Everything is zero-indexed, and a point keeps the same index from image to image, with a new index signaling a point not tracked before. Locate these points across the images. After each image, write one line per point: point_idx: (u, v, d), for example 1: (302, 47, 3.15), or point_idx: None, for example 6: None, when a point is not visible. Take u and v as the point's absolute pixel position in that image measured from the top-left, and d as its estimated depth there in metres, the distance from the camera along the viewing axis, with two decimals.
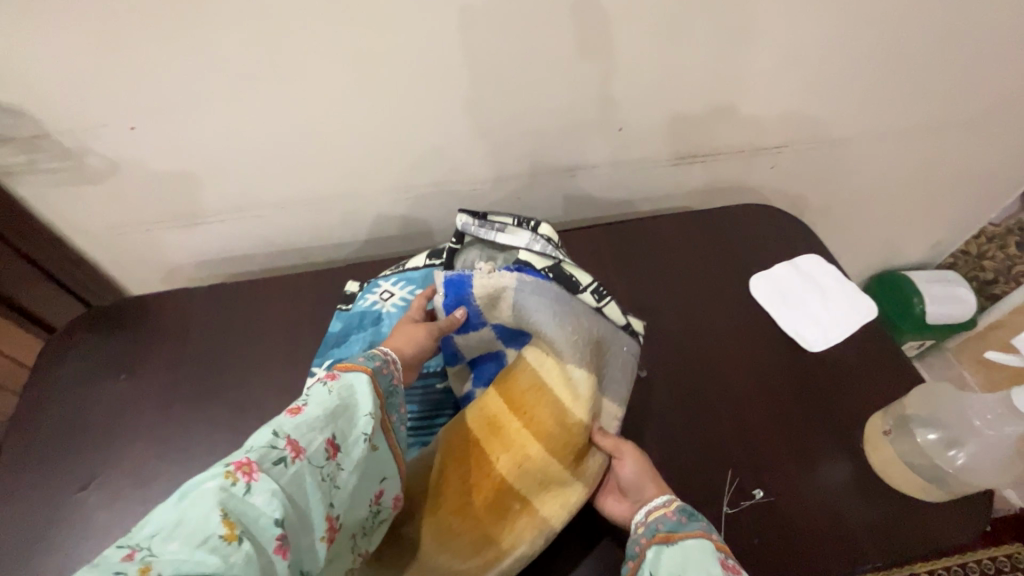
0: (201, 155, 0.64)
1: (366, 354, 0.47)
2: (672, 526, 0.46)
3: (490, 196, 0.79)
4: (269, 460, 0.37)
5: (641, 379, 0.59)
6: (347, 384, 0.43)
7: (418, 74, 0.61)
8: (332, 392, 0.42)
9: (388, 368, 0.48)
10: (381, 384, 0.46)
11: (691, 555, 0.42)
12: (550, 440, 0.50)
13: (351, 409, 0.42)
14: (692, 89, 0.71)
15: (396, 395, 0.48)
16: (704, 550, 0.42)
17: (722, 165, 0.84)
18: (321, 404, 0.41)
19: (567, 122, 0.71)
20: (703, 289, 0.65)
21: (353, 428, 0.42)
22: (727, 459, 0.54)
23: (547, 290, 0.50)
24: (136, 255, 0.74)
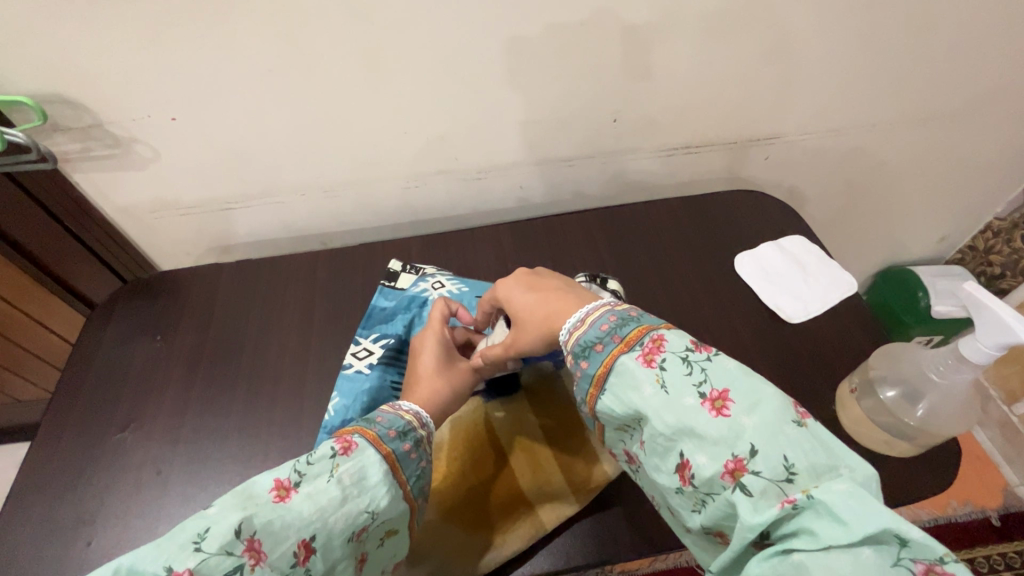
0: (232, 144, 0.71)
1: (394, 427, 0.47)
2: (583, 354, 0.45)
3: (494, 185, 0.85)
4: (223, 565, 0.36)
5: None
6: (357, 464, 0.43)
7: (427, 69, 0.67)
8: (336, 473, 0.42)
9: (416, 451, 0.47)
10: (398, 466, 0.45)
11: (624, 383, 0.42)
12: (564, 458, 0.60)
13: (350, 499, 0.41)
14: (685, 84, 0.76)
15: (419, 477, 0.47)
16: (627, 363, 0.42)
17: (715, 157, 0.88)
18: (318, 487, 0.41)
19: (566, 113, 0.77)
20: (691, 270, 0.70)
21: (342, 527, 0.40)
22: None
23: None
24: (172, 236, 0.82)
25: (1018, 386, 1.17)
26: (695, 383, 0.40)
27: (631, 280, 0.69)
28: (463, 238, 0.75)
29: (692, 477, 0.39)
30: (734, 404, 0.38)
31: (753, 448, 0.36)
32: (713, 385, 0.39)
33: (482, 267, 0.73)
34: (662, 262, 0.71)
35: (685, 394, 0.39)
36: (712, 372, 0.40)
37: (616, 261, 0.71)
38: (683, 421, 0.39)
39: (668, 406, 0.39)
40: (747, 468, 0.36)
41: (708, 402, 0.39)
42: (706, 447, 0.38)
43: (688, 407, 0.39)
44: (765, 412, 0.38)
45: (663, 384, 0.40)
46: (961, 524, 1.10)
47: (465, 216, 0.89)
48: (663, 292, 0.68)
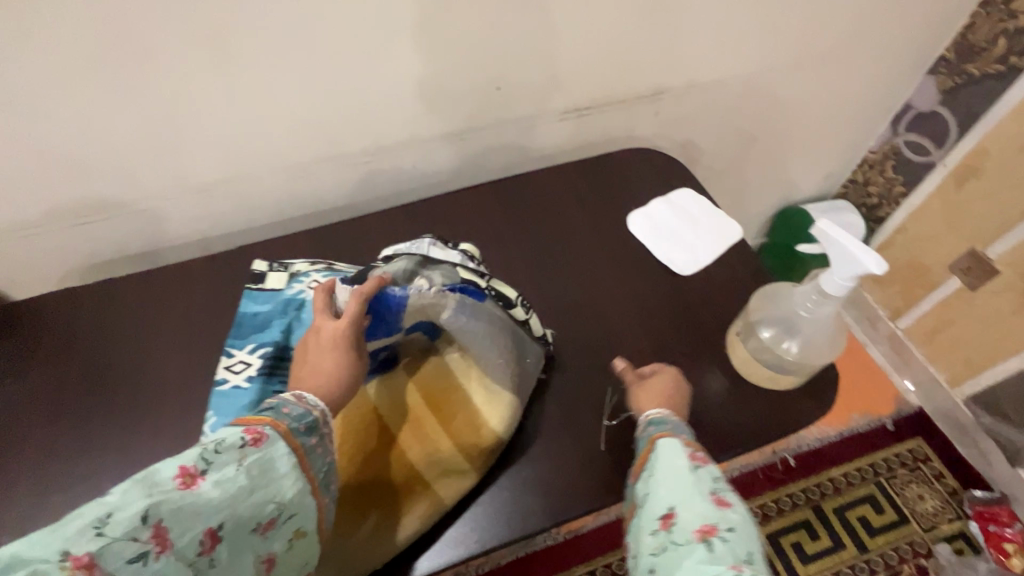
0: (67, 152, 0.62)
1: (307, 421, 0.42)
2: (658, 424, 0.50)
3: (385, 167, 0.80)
4: (124, 553, 0.32)
5: None
6: (266, 456, 0.39)
7: (283, 50, 0.62)
8: (245, 464, 0.37)
9: (324, 445, 0.44)
10: (307, 460, 0.42)
11: (663, 455, 0.46)
12: (453, 430, 0.55)
13: (260, 491, 0.38)
14: (563, 44, 0.74)
15: (328, 474, 0.44)
16: (674, 445, 0.46)
17: (608, 117, 0.88)
18: (226, 476, 0.37)
19: (447, 86, 0.73)
20: (588, 234, 0.70)
21: (252, 518, 0.37)
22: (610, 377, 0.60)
23: (481, 309, 0.54)
24: (21, 263, 0.72)
25: (900, 304, 1.29)
26: (717, 485, 0.43)
27: (529, 251, 0.69)
28: (353, 228, 0.71)
29: (671, 522, 0.40)
30: (734, 505, 0.41)
31: (733, 527, 0.39)
32: (722, 490, 0.43)
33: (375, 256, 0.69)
34: (559, 229, 0.70)
35: (707, 477, 0.43)
36: (727, 484, 0.44)
37: (514, 233, 0.70)
38: (690, 493, 0.42)
39: (687, 474, 0.43)
40: (715, 533, 0.38)
41: (719, 498, 0.42)
42: (700, 511, 0.40)
43: (698, 488, 0.42)
44: (751, 527, 0.41)
45: (694, 466, 0.44)
46: (862, 434, 1.22)
47: (360, 203, 0.84)
48: (561, 260, 0.68)
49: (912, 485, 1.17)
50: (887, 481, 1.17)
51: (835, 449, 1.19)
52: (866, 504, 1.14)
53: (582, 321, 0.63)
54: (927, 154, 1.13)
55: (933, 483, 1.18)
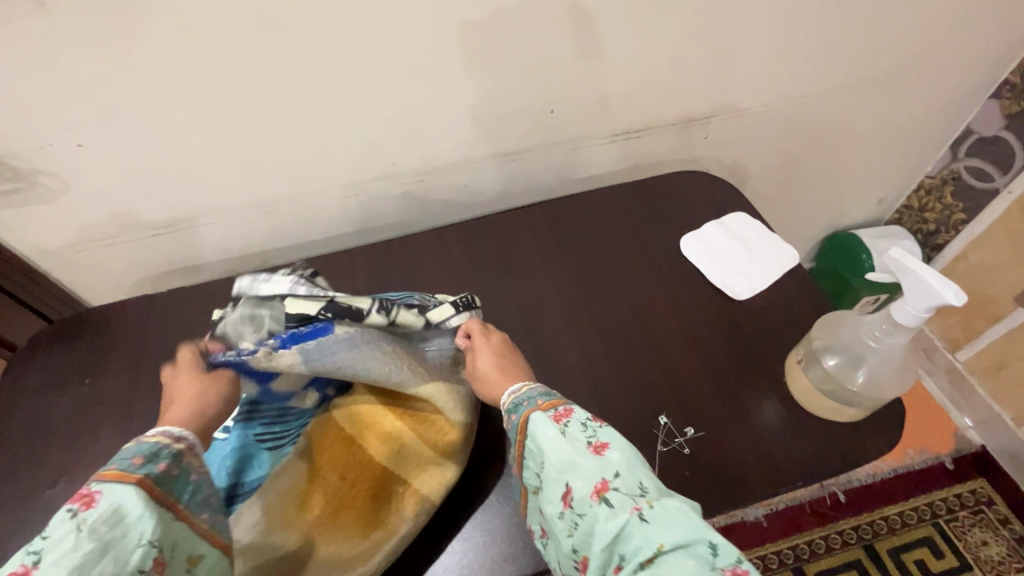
0: (151, 168, 0.67)
1: (142, 453, 0.39)
2: (515, 407, 0.49)
3: (438, 186, 0.83)
4: None
5: (580, 337, 0.63)
6: (111, 509, 0.36)
7: (352, 74, 0.65)
8: (83, 529, 0.35)
9: (178, 467, 0.41)
10: (161, 489, 0.39)
11: (532, 434, 0.46)
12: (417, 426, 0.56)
13: (114, 546, 0.35)
14: (617, 69, 0.75)
15: (199, 488, 0.42)
16: (540, 416, 0.46)
17: (658, 140, 0.89)
18: (61, 555, 0.33)
19: (501, 108, 0.75)
20: (637, 256, 0.70)
21: (120, 569, 0.35)
22: (663, 400, 0.58)
23: (331, 349, 0.48)
24: (100, 271, 0.77)
25: (960, 335, 1.23)
26: (588, 434, 0.45)
27: (578, 271, 0.69)
28: (407, 245, 0.73)
29: (571, 500, 0.42)
30: (612, 446, 0.43)
31: (616, 471, 0.42)
32: (600, 437, 0.44)
33: (428, 271, 0.70)
34: (609, 250, 0.71)
35: (578, 433, 0.44)
36: (601, 430, 0.45)
37: (564, 253, 0.71)
38: (572, 457, 0.43)
39: (559, 439, 0.44)
40: (610, 488, 0.41)
41: (595, 447, 0.44)
42: (584, 475, 0.42)
43: (577, 451, 0.44)
44: (634, 453, 0.43)
45: (562, 430, 0.45)
46: (919, 472, 1.16)
47: (412, 221, 0.87)
48: (609, 281, 0.68)
49: (975, 529, 1.10)
50: (947, 523, 1.10)
51: (888, 486, 1.14)
52: (924, 546, 1.08)
53: (633, 343, 0.63)
54: (990, 180, 1.09)
55: (997, 528, 1.10)
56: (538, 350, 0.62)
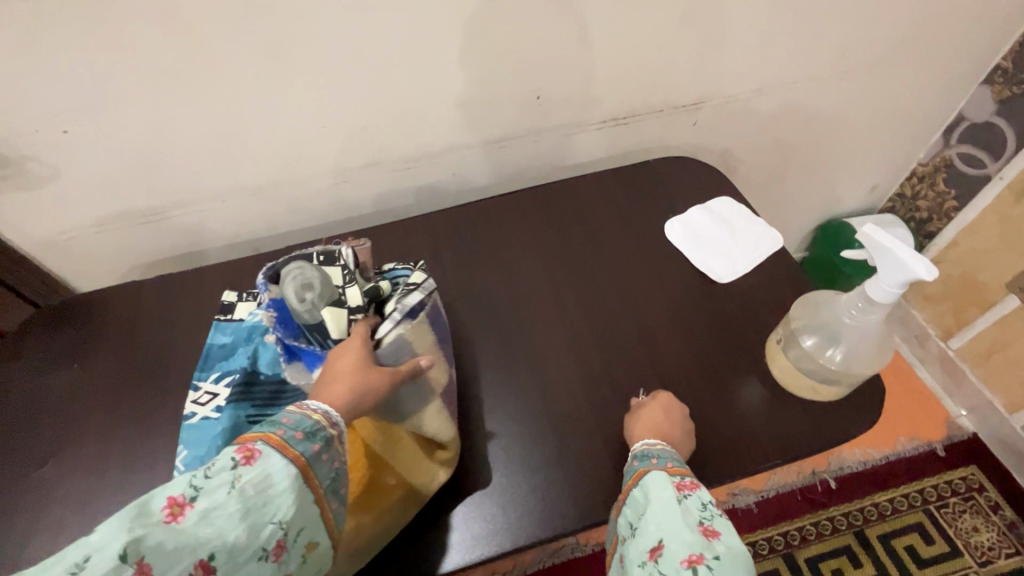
0: (136, 156, 0.67)
1: (302, 428, 0.41)
2: (643, 457, 0.49)
3: (427, 173, 0.83)
4: None
5: (564, 322, 0.63)
6: (262, 473, 0.37)
7: (335, 61, 0.65)
8: (239, 484, 0.36)
9: (329, 453, 0.42)
10: (310, 471, 0.40)
11: (648, 487, 0.46)
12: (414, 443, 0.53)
13: (254, 513, 0.36)
14: (601, 56, 0.75)
15: (334, 479, 0.42)
16: (661, 475, 0.46)
17: (646, 126, 0.88)
18: (217, 502, 0.35)
19: (488, 95, 0.75)
20: (625, 242, 0.71)
21: (247, 543, 0.35)
22: (646, 382, 0.58)
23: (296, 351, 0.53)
24: (93, 257, 0.78)
25: (952, 322, 1.24)
26: (705, 517, 0.42)
27: (565, 255, 0.70)
28: (394, 230, 0.73)
29: (658, 559, 0.40)
30: (720, 537, 0.40)
31: (717, 555, 0.38)
32: (713, 525, 0.41)
33: (414, 257, 0.70)
34: (596, 235, 0.71)
35: (693, 512, 0.42)
36: (715, 516, 0.42)
37: (551, 239, 0.71)
38: (678, 529, 0.41)
39: (672, 506, 0.43)
40: (699, 564, 0.38)
41: (705, 531, 0.41)
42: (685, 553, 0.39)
43: (687, 526, 0.41)
44: (735, 557, 0.39)
45: (678, 499, 0.43)
46: (911, 458, 1.17)
47: (401, 207, 0.87)
48: (595, 266, 0.68)
49: (966, 516, 1.10)
50: (938, 509, 1.11)
51: (879, 472, 1.15)
52: (915, 532, 1.08)
53: (619, 326, 0.63)
54: (981, 167, 1.09)
55: (988, 514, 1.11)
56: (523, 335, 0.63)
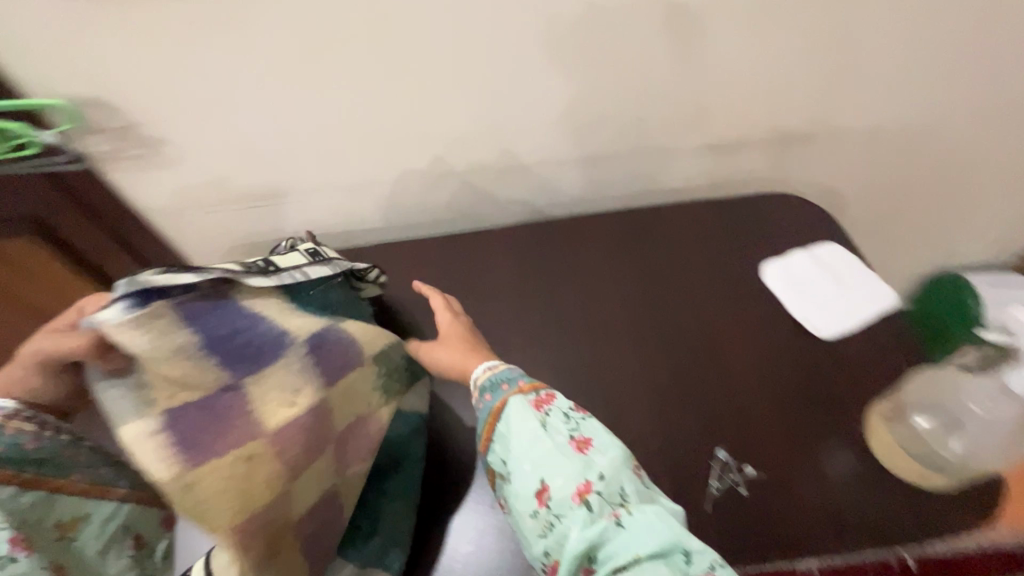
0: (254, 147, 0.73)
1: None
2: (490, 388, 0.54)
3: (516, 186, 0.83)
4: None
5: (640, 356, 0.61)
6: None
7: (444, 70, 0.67)
8: None
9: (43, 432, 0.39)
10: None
11: (512, 419, 0.51)
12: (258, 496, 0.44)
13: None
14: (709, 82, 0.72)
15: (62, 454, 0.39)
16: (521, 402, 0.52)
17: (749, 158, 0.84)
18: None
19: (586, 114, 0.75)
20: (714, 277, 0.67)
21: None
22: (723, 433, 0.55)
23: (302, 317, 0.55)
24: (204, 237, 0.85)
25: None
26: (571, 428, 0.51)
27: (645, 284, 0.67)
28: (479, 241, 0.74)
29: (547, 499, 0.47)
30: (593, 443, 0.49)
31: (602, 474, 0.47)
32: (582, 432, 0.51)
33: (488, 268, 0.70)
34: (680, 266, 0.69)
35: (558, 427, 0.50)
36: (583, 425, 0.51)
37: (636, 266, 0.69)
38: (557, 451, 0.49)
39: (540, 430, 0.50)
40: (591, 491, 0.46)
41: (577, 442, 0.50)
42: (564, 475, 0.48)
43: (558, 443, 0.49)
44: (617, 458, 0.49)
45: (543, 422, 0.50)
46: None
47: (485, 217, 0.88)
48: (679, 299, 0.65)
49: None
50: None
51: None
52: None
53: (699, 367, 0.60)
54: None
55: None
56: (594, 362, 0.61)
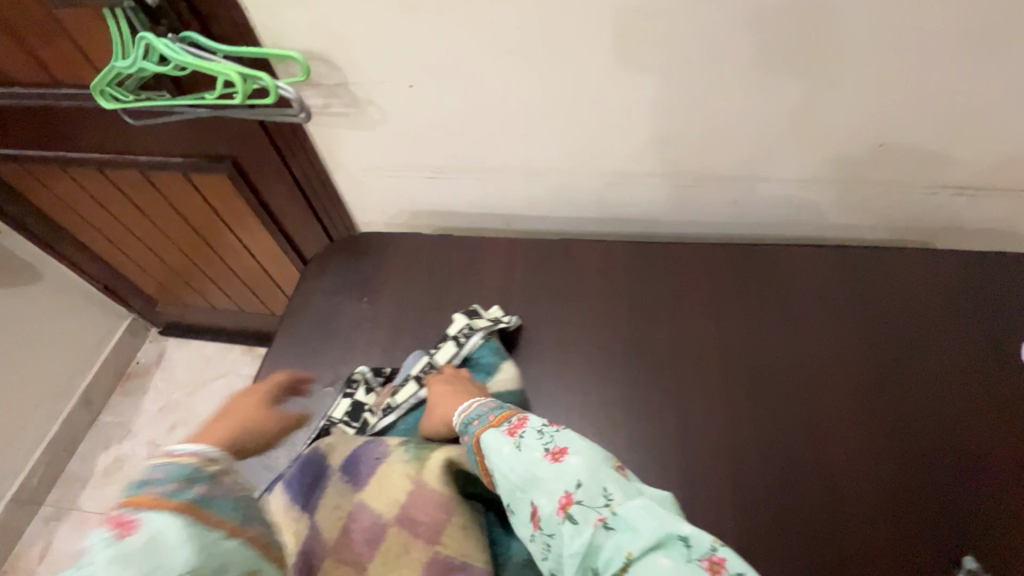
0: (453, 119, 0.71)
1: (178, 478, 0.42)
2: (468, 426, 0.54)
3: (705, 196, 0.77)
4: None
5: (874, 436, 0.60)
6: (148, 531, 0.38)
7: (673, 65, 0.61)
8: (143, 530, 0.38)
9: (216, 489, 0.43)
10: (201, 511, 0.41)
11: (491, 449, 0.50)
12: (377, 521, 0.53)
13: (160, 557, 0.38)
14: (981, 113, 0.61)
15: (241, 507, 0.43)
16: (493, 434, 0.51)
17: (996, 206, 0.71)
18: (126, 548, 0.37)
19: (814, 131, 0.66)
20: (954, 360, 0.64)
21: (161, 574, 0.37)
22: (969, 540, 0.54)
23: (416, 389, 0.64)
24: (379, 198, 0.86)
25: None
26: (546, 442, 0.49)
27: (881, 357, 0.64)
28: (669, 262, 0.73)
29: (539, 521, 0.46)
30: (571, 451, 0.48)
31: (579, 483, 0.46)
32: (557, 443, 0.49)
33: (690, 304, 0.69)
34: (905, 338, 0.65)
35: (534, 445, 0.49)
36: (558, 436, 0.49)
37: (868, 333, 0.66)
38: (542, 471, 0.47)
39: (517, 453, 0.49)
40: (574, 502, 0.45)
41: (553, 455, 0.48)
42: (546, 492, 0.46)
43: (535, 459, 0.48)
44: (590, 458, 0.47)
45: (517, 444, 0.49)
46: None
47: (659, 224, 0.83)
48: (911, 380, 0.63)
49: None
50: None
51: None
52: None
53: (943, 459, 0.58)
54: None
55: None
56: (824, 434, 0.61)
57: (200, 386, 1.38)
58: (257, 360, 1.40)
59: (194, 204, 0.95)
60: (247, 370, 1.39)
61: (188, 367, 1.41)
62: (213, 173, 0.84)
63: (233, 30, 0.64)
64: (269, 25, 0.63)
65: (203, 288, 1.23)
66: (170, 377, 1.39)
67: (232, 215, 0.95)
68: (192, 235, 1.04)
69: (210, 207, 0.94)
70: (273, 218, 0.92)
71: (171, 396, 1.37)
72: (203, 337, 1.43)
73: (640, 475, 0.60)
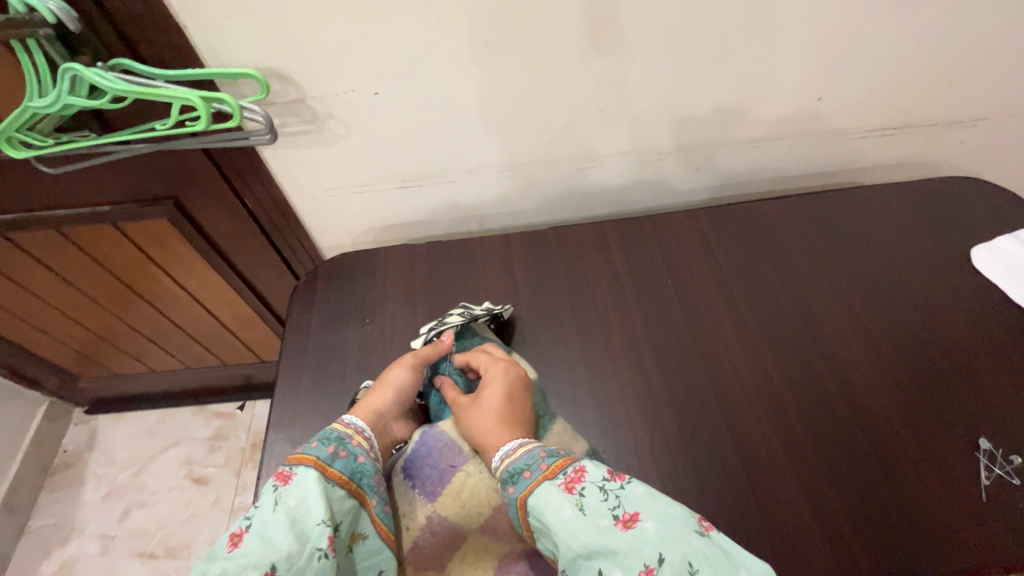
0: (421, 123, 0.69)
1: (318, 437, 0.52)
2: (511, 479, 0.51)
3: (671, 167, 0.81)
4: None
5: (875, 356, 0.67)
6: (298, 486, 0.47)
7: (634, 46, 0.64)
8: (280, 502, 0.46)
9: (347, 449, 0.52)
10: (332, 470, 0.50)
11: (548, 510, 0.47)
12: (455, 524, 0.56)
13: (298, 522, 0.45)
14: (897, 60, 0.69)
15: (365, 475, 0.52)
16: (549, 489, 0.48)
17: (912, 140, 0.82)
18: (265, 523, 0.45)
19: (761, 95, 0.72)
20: (915, 278, 0.72)
21: (298, 549, 0.44)
22: (983, 424, 0.61)
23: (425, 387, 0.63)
24: (346, 218, 0.82)
25: None
26: (613, 508, 0.46)
27: (858, 287, 0.72)
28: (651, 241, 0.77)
29: None
30: (643, 517, 0.44)
31: (661, 557, 0.42)
32: (625, 507, 0.46)
33: (682, 274, 0.74)
34: (867, 268, 0.74)
35: (600, 510, 0.46)
36: (625, 497, 0.46)
37: (841, 271, 0.74)
38: (609, 539, 0.44)
39: (581, 518, 0.46)
40: None
41: (624, 522, 0.45)
42: (620, 565, 0.43)
43: (603, 526, 0.45)
44: (669, 524, 0.44)
45: (580, 507, 0.46)
46: None
47: (630, 201, 0.86)
48: (886, 304, 0.70)
49: None
50: None
51: None
52: None
53: (937, 361, 0.66)
54: None
55: None
56: (834, 365, 0.66)
57: (148, 462, 1.23)
58: (212, 419, 1.27)
59: (124, 256, 0.84)
60: (203, 432, 1.26)
61: (129, 443, 1.25)
62: (152, 218, 0.75)
63: (168, 52, 0.58)
64: (211, 44, 0.58)
65: (139, 351, 1.09)
66: (110, 459, 1.23)
67: (173, 262, 0.85)
68: (121, 292, 0.92)
69: (145, 254, 0.84)
70: (226, 259, 0.85)
71: (116, 479, 1.20)
72: (143, 407, 1.27)
73: (680, 436, 0.62)
